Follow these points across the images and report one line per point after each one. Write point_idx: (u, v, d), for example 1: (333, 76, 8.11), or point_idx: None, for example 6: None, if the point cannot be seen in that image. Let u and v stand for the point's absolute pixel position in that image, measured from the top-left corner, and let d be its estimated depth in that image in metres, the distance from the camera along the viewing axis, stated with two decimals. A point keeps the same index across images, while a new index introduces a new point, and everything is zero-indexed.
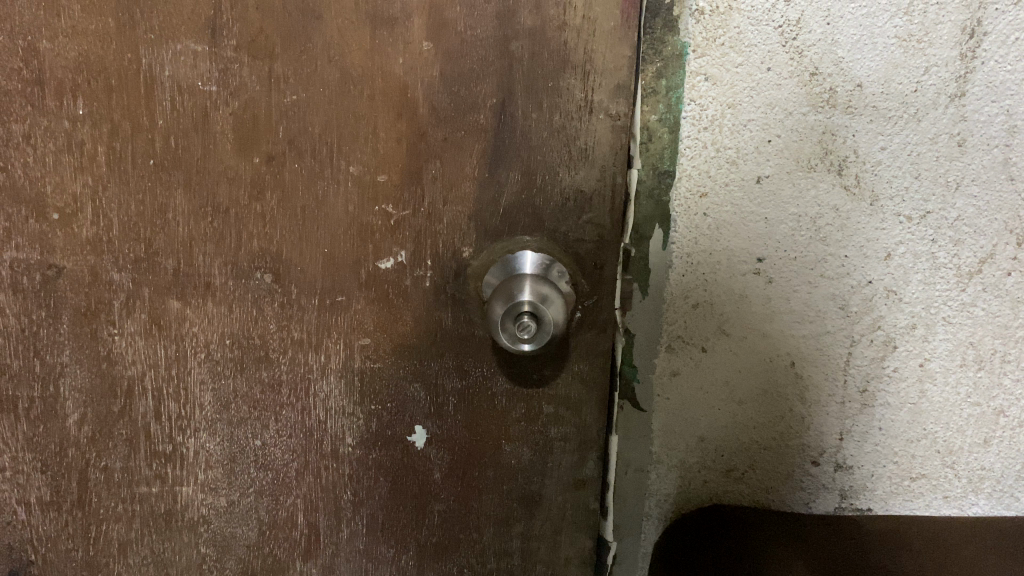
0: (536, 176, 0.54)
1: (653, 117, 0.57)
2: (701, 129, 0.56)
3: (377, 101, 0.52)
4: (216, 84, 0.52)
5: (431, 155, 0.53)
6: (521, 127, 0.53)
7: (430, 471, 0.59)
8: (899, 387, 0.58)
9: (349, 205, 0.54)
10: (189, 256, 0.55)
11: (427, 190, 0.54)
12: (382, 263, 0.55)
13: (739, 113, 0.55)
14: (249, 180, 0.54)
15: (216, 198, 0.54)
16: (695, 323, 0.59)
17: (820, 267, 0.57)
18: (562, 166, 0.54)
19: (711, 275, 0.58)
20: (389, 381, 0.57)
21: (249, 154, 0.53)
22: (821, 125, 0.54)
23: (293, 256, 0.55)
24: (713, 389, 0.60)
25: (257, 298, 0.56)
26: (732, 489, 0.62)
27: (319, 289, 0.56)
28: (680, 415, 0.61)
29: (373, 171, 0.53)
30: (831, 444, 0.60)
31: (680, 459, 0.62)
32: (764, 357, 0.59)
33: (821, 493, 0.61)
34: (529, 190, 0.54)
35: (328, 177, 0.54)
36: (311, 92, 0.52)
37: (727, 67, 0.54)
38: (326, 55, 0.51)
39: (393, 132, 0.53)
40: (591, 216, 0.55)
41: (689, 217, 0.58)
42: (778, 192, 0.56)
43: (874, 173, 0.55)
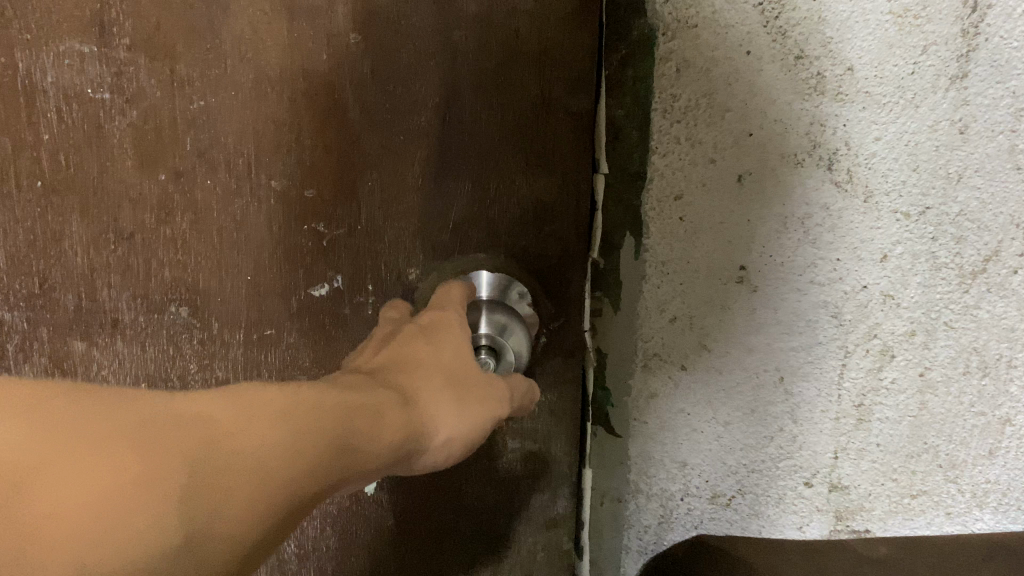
0: (490, 186, 0.49)
1: (620, 114, 0.56)
2: (674, 130, 0.54)
3: (299, 104, 0.45)
4: (110, 89, 0.44)
5: (365, 165, 0.47)
6: (470, 130, 0.47)
7: (385, 518, 0.53)
8: (897, 399, 0.51)
9: (274, 225, 0.47)
10: (90, 291, 0.47)
11: (363, 205, 0.48)
12: (314, 290, 0.49)
13: (715, 112, 0.52)
14: (155, 201, 0.46)
15: (117, 223, 0.46)
16: (674, 337, 0.57)
17: (809, 272, 0.51)
18: (520, 173, 0.49)
19: (689, 286, 0.55)
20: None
21: (152, 170, 0.45)
22: (808, 115, 0.49)
23: (212, 285, 0.48)
24: (696, 408, 0.57)
25: (173, 334, 0.49)
26: (721, 517, 0.57)
27: (245, 321, 0.49)
28: (662, 439, 0.59)
29: (299, 185, 0.46)
30: (824, 463, 0.54)
31: (661, 487, 0.59)
32: (749, 371, 0.55)
33: (814, 515, 0.55)
34: (482, 202, 0.49)
35: (247, 195, 0.46)
36: (224, 95, 0.44)
37: (698, 59, 0.52)
38: (239, 52, 0.44)
39: (322, 139, 0.46)
40: (553, 228, 0.50)
41: (660, 228, 0.56)
42: (760, 193, 0.51)
43: (868, 166, 0.49)
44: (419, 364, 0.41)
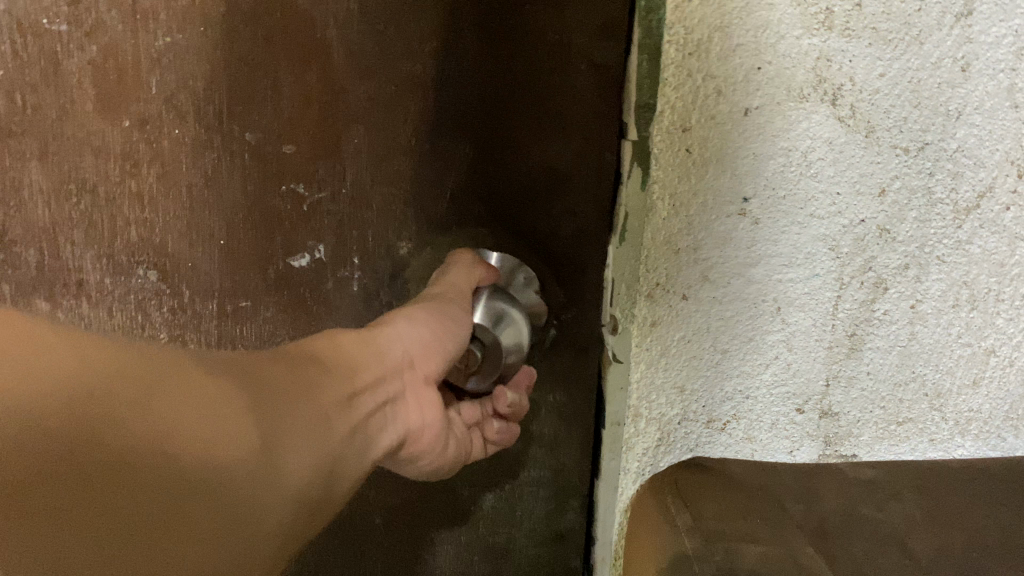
0: (493, 147, 0.59)
1: (640, 39, 0.52)
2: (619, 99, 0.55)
3: (276, 50, 0.56)
4: (67, 21, 0.56)
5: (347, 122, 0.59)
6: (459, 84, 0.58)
7: (371, 517, 0.70)
8: (890, 330, 0.55)
9: (250, 183, 0.60)
10: (55, 249, 0.62)
11: (350, 165, 0.60)
12: (297, 259, 0.63)
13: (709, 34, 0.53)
14: (120, 150, 0.59)
15: (84, 167, 0.60)
16: (681, 267, 0.55)
17: (808, 206, 0.53)
18: (538, 134, 0.58)
19: (694, 218, 0.53)
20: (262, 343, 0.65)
21: (113, 117, 0.59)
22: (815, 49, 0.49)
23: (184, 251, 0.62)
24: (695, 340, 0.56)
25: (142, 298, 0.64)
26: (715, 442, 0.58)
27: (222, 285, 0.63)
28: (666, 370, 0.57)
29: (281, 141, 0.59)
30: (818, 389, 0.57)
31: (659, 412, 0.58)
32: (749, 303, 0.55)
33: (804, 440, 0.58)
34: (481, 160, 0.60)
35: (220, 146, 0.59)
36: (187, 38, 0.56)
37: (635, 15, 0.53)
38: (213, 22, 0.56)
39: (306, 84, 0.58)
40: (565, 204, 0.60)
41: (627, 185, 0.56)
42: (767, 124, 0.51)
43: (871, 103, 0.50)
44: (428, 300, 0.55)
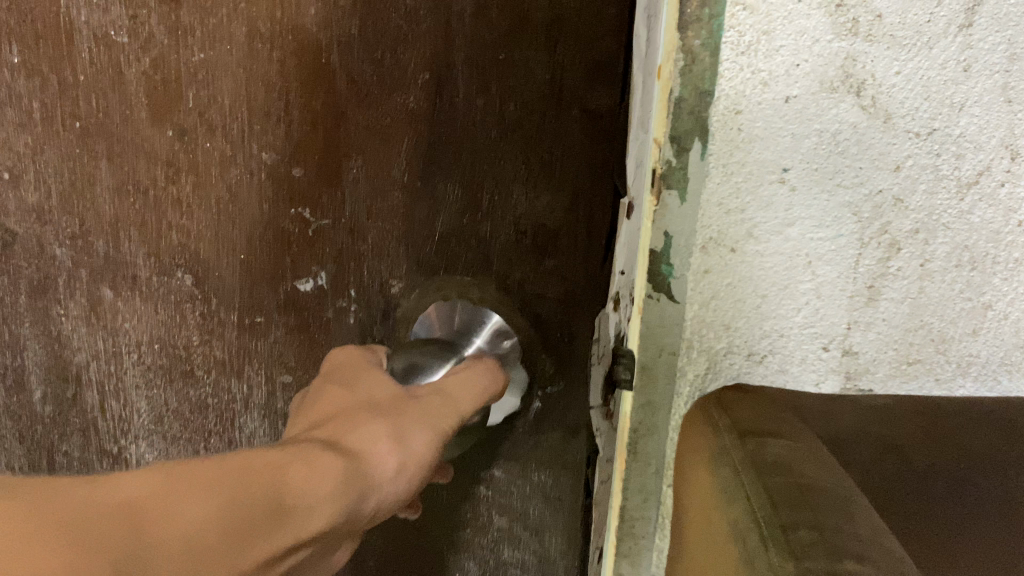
0: (478, 190, 0.80)
1: (696, 41, 0.63)
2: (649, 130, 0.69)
3: (296, 84, 0.82)
4: (127, 33, 0.84)
5: (349, 152, 0.83)
6: (448, 111, 0.78)
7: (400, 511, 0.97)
8: (901, 284, 0.67)
9: (264, 203, 0.89)
10: (114, 242, 0.96)
11: (345, 195, 0.85)
12: (300, 284, 0.91)
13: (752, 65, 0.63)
14: (168, 160, 0.90)
15: (141, 171, 0.91)
16: (730, 224, 0.67)
17: (837, 177, 0.65)
18: (514, 190, 0.78)
19: (741, 184, 0.66)
20: (172, 389, 1.04)
21: (164, 126, 0.88)
22: (844, 51, 0.61)
23: (213, 257, 0.93)
24: (740, 284, 0.69)
25: (180, 298, 0.97)
26: (754, 370, 0.71)
27: (241, 302, 0.95)
28: (716, 308, 0.70)
29: (288, 163, 0.86)
30: (840, 331, 0.69)
31: (708, 343, 0.71)
32: (787, 257, 0.67)
33: (828, 374, 0.71)
34: (471, 204, 0.81)
35: (243, 165, 0.87)
36: (217, 50, 0.83)
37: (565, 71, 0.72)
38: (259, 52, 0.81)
39: (310, 112, 0.83)
40: (554, 262, 0.79)
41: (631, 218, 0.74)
42: (805, 109, 0.63)
43: (888, 94, 0.62)
44: (434, 406, 0.53)
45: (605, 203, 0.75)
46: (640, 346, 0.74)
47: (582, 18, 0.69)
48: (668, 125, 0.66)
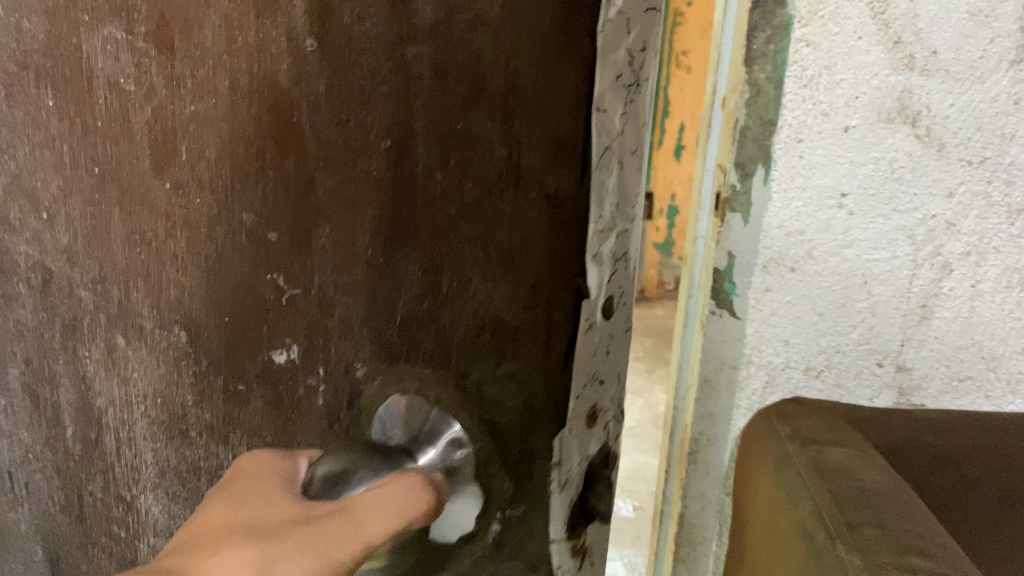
0: (442, 278, 0.48)
1: (762, 75, 0.71)
2: (623, 197, 0.50)
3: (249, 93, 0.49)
4: None
5: (319, 210, 0.49)
6: (416, 183, 0.46)
7: None
8: (954, 303, 0.70)
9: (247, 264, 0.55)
10: None
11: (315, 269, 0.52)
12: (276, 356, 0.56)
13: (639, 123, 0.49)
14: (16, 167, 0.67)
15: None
16: (790, 245, 0.74)
17: (893, 203, 0.69)
18: (481, 278, 0.48)
19: (802, 206, 0.73)
20: (176, 448, 0.68)
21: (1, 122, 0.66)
22: (901, 84, 0.66)
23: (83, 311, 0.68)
24: (800, 301, 0.75)
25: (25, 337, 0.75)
26: (810, 384, 0.77)
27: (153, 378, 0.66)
28: (777, 322, 0.77)
29: (263, 226, 0.53)
30: (894, 348, 0.73)
31: (767, 359, 0.79)
32: (843, 275, 0.73)
33: (881, 389, 0.75)
34: (421, 299, 0.49)
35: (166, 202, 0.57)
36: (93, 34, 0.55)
37: (557, 144, 0.45)
38: (242, 79, 0.49)
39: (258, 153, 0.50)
40: (511, 367, 0.50)
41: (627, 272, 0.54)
42: (862, 139, 0.69)
43: (943, 125, 0.66)
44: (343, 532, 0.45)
45: (562, 304, 0.49)
46: (703, 360, 0.82)
47: (537, 88, 0.44)
48: (733, 155, 0.74)
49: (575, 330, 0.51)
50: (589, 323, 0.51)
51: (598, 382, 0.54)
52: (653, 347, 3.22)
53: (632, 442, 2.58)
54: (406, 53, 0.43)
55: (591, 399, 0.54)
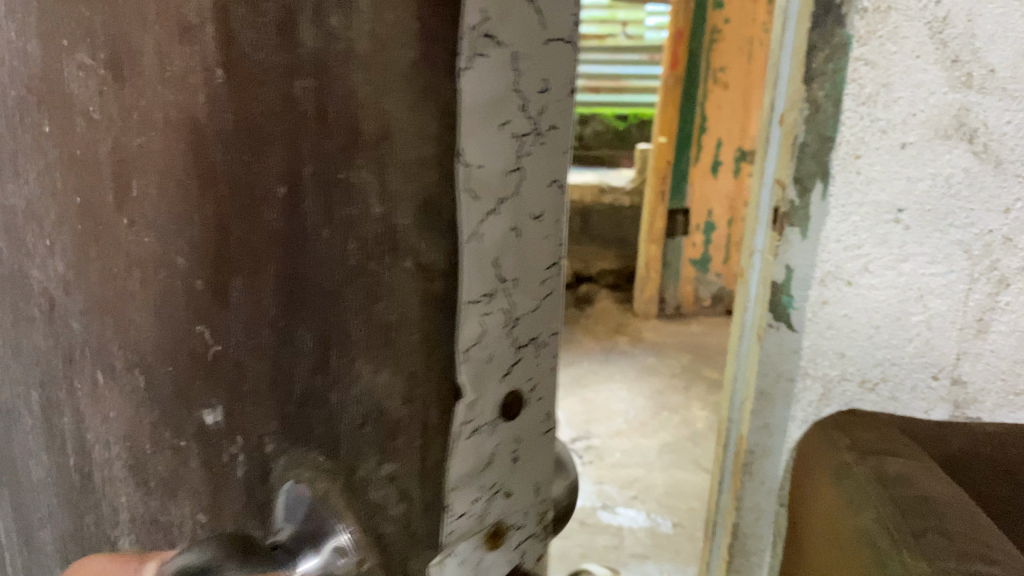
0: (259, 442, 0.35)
1: (821, 92, 0.83)
2: (520, 255, 0.38)
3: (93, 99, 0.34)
4: None
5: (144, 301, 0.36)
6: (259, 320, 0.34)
7: None
8: (1011, 317, 0.82)
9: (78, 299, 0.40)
10: None
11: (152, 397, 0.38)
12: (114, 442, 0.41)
13: (557, 150, 0.38)
14: None
15: None
16: (846, 259, 0.86)
17: (950, 218, 0.81)
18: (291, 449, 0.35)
19: (862, 220, 0.85)
20: (64, 502, 0.47)
21: None
22: (958, 101, 0.78)
23: None
24: (856, 315, 0.86)
25: None
26: (865, 398, 0.88)
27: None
28: (830, 334, 0.88)
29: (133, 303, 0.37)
30: (950, 361, 0.85)
31: (824, 372, 0.90)
32: (903, 291, 0.84)
33: (937, 403, 0.87)
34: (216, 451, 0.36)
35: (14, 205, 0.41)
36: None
37: (452, 114, 0.33)
38: (175, 116, 0.32)
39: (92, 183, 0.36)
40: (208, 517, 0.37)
41: (547, 382, 0.43)
42: (921, 154, 0.80)
43: (1000, 141, 0.78)
44: None
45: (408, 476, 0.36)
46: (761, 373, 0.94)
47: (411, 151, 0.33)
48: (795, 168, 0.87)
49: (455, 408, 0.37)
50: (485, 407, 0.38)
51: (502, 493, 0.40)
52: (688, 364, 3.22)
53: (669, 460, 2.58)
54: (299, 84, 0.31)
55: (493, 514, 0.40)
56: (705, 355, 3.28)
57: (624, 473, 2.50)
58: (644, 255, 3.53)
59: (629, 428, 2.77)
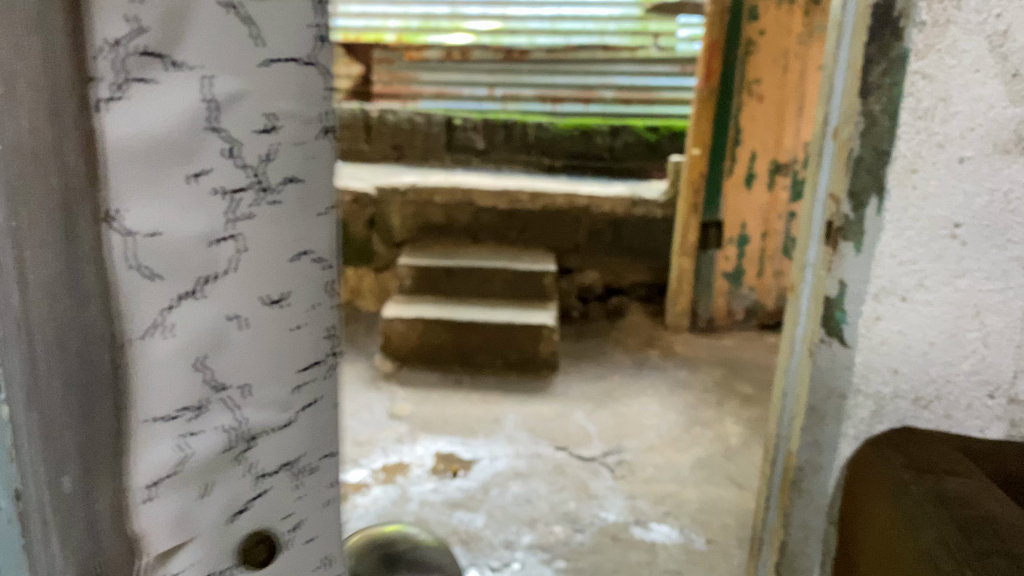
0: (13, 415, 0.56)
1: (877, 107, 0.91)
2: (239, 276, 0.67)
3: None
4: None
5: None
6: (84, 329, 0.57)
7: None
8: None
9: None
10: None
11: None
12: None
13: (283, 221, 0.69)
14: None
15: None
16: (899, 276, 0.93)
17: (1009, 236, 0.89)
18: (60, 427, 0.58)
19: (919, 234, 0.91)
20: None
21: None
22: (1017, 116, 0.86)
23: None
24: (915, 328, 0.94)
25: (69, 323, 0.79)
26: (918, 413, 0.96)
27: None
28: (897, 338, 0.95)
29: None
30: (1007, 377, 0.93)
31: (876, 390, 0.97)
32: (958, 310, 0.92)
33: (993, 419, 0.95)
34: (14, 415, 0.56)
35: None
36: None
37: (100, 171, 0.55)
38: None
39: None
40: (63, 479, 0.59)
41: (305, 316, 0.74)
42: (981, 167, 0.88)
43: None
44: None
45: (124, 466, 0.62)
46: (813, 389, 1.02)
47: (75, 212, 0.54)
48: (851, 181, 0.95)
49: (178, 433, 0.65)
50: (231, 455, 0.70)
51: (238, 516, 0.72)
52: (721, 378, 3.19)
53: (703, 474, 2.56)
54: (71, 153, 0.53)
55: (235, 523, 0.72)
56: (738, 370, 3.26)
57: (657, 487, 2.49)
58: (677, 268, 3.53)
59: (661, 443, 2.75)
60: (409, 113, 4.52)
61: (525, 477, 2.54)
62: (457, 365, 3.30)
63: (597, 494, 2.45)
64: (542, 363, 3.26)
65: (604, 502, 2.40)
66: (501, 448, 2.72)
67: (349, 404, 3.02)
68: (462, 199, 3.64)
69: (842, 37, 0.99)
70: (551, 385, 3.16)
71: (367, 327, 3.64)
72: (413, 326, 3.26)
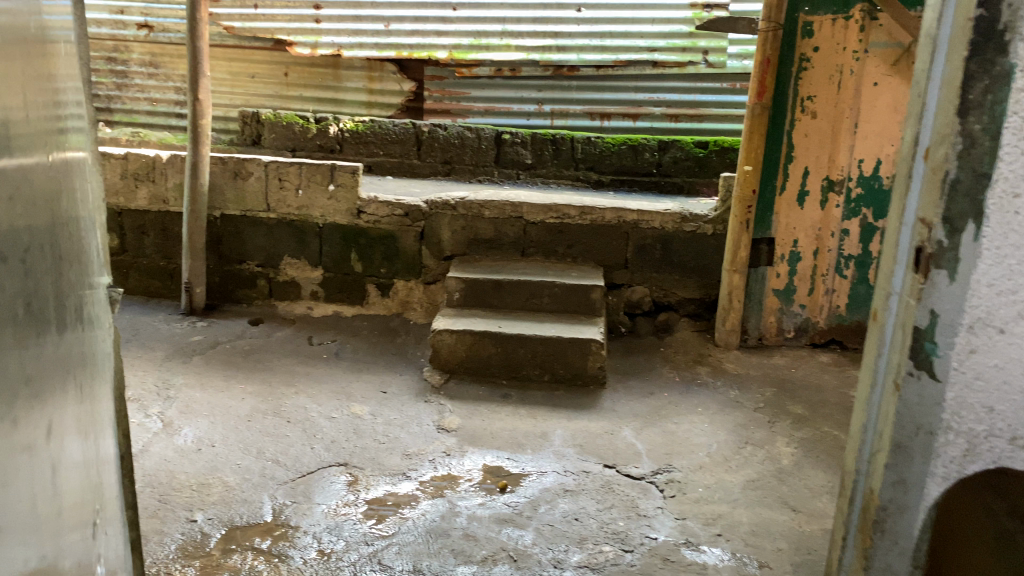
0: None
1: (979, 126, 0.89)
2: None
3: None
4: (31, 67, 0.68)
5: None
6: None
7: None
8: None
9: None
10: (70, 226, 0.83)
11: None
12: None
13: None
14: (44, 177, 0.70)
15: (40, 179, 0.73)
16: (998, 306, 0.91)
17: None
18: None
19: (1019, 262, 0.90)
20: None
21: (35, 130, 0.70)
22: None
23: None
24: (1012, 364, 0.92)
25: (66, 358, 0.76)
26: (1014, 452, 0.95)
27: None
28: (994, 372, 0.93)
29: None
30: None
31: (970, 427, 0.95)
32: None
33: None
34: None
35: None
36: None
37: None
38: None
39: None
40: None
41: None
42: None
43: None
44: None
45: None
46: (900, 424, 1.00)
47: None
48: (946, 207, 0.92)
49: None
50: None
51: None
52: (772, 398, 3.14)
53: (754, 496, 2.52)
54: None
55: None
56: (789, 390, 3.20)
57: (707, 508, 2.45)
58: (727, 284, 3.47)
59: (712, 462, 2.71)
60: (460, 126, 4.62)
61: (574, 494, 2.52)
62: (505, 378, 3.30)
63: (646, 513, 2.42)
64: (590, 378, 3.24)
65: (653, 522, 2.37)
66: (550, 463, 2.71)
67: (399, 415, 3.03)
68: (512, 213, 3.68)
69: (937, 51, 0.97)
70: (600, 401, 3.14)
71: (415, 339, 3.66)
72: (461, 340, 3.28)
